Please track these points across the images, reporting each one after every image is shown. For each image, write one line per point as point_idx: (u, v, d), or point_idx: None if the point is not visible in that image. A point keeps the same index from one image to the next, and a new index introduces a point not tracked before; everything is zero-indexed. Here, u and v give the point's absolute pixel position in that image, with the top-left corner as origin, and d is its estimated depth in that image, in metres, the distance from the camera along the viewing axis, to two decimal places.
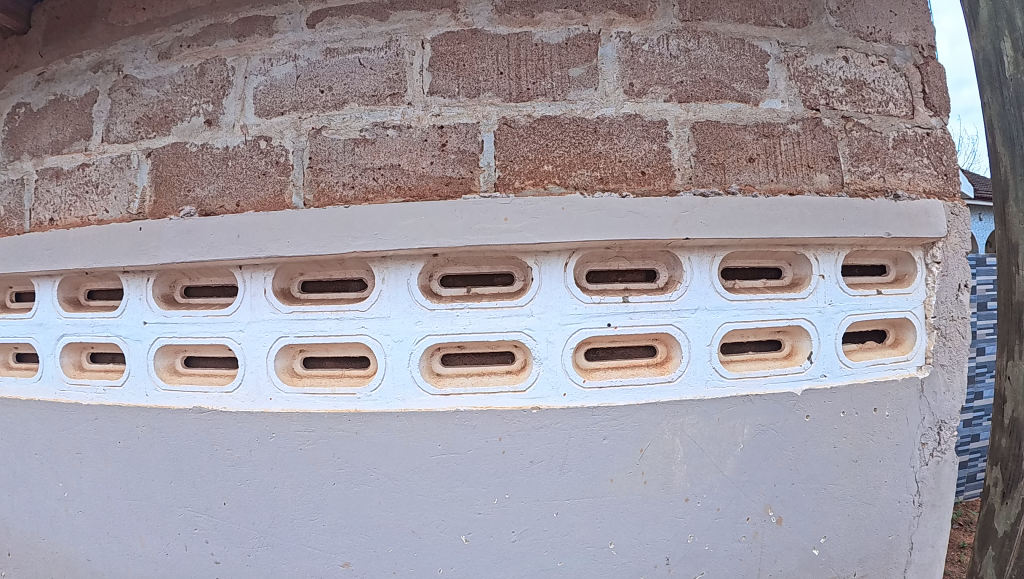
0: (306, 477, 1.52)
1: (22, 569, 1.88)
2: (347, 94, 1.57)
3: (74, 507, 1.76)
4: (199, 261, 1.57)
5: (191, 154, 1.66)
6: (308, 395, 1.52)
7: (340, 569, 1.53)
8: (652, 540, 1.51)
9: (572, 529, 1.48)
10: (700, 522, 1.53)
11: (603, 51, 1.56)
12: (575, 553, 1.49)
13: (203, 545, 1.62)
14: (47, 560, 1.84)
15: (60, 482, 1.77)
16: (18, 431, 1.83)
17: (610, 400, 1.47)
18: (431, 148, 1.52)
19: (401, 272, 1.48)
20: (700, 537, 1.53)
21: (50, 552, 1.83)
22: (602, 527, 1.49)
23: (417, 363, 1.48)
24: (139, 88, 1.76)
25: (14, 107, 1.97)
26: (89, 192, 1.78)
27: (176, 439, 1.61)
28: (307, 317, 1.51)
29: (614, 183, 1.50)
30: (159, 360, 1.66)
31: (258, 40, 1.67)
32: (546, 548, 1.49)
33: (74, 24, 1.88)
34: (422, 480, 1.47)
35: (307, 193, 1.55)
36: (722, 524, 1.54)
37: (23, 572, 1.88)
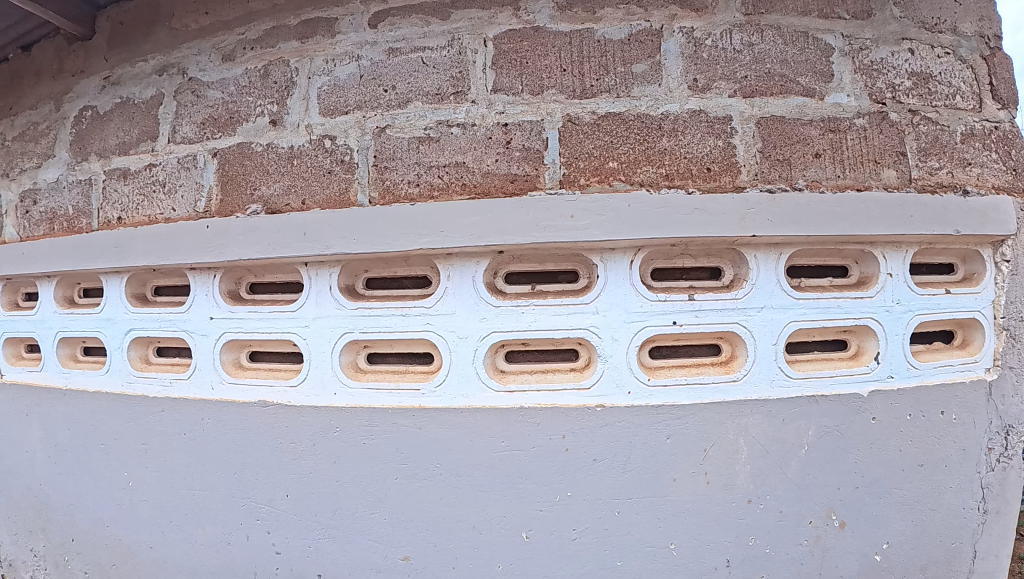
0: (368, 471, 1.54)
1: (88, 554, 2.00)
2: (411, 93, 1.58)
3: (139, 496, 1.84)
4: (266, 258, 1.59)
5: (257, 153, 1.69)
6: (373, 391, 1.54)
7: (400, 563, 1.54)
8: (712, 541, 1.48)
9: (633, 528, 1.47)
10: (761, 524, 1.50)
11: (665, 47, 1.54)
12: (635, 553, 1.47)
13: (264, 536, 1.66)
14: (112, 546, 1.93)
15: (126, 472, 1.86)
16: (85, 421, 1.94)
17: (676, 399, 1.46)
18: (495, 146, 1.52)
19: (466, 269, 1.48)
20: (762, 540, 1.50)
21: (115, 538, 1.92)
22: (663, 527, 1.47)
23: (481, 360, 1.48)
24: (204, 90, 1.81)
25: (82, 110, 2.07)
26: (156, 191, 1.83)
27: (242, 431, 1.65)
28: (372, 314, 1.53)
29: (678, 180, 1.49)
30: (225, 354, 1.70)
31: (320, 41, 1.69)
32: (606, 547, 1.47)
33: (138, 29, 1.95)
34: (484, 477, 1.48)
35: (372, 190, 1.56)
36: (784, 527, 1.51)
37: (88, 556, 2.00)
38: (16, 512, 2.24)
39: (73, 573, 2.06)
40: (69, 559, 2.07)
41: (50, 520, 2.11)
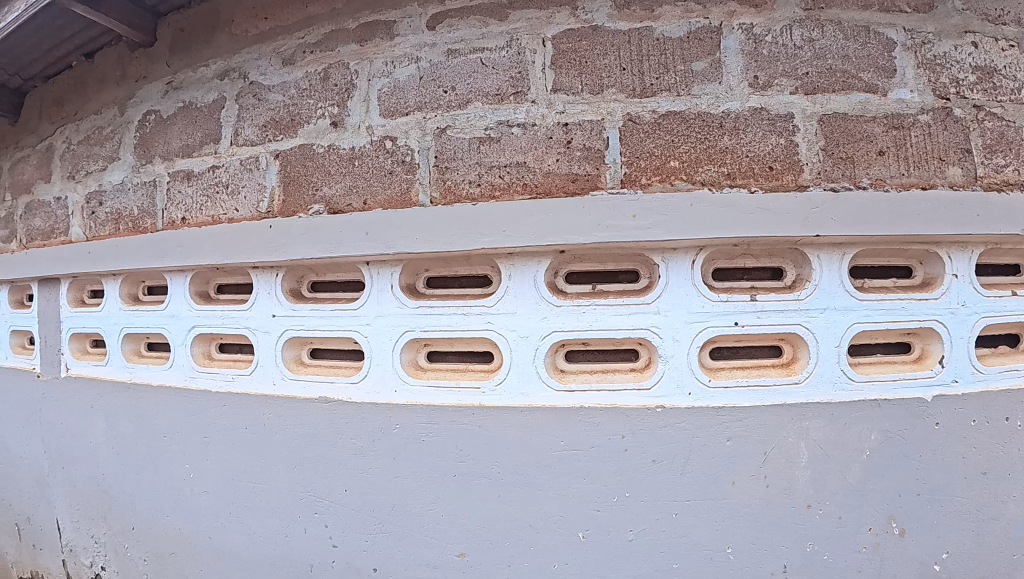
0: (426, 468, 1.56)
1: (152, 543, 2.10)
2: (471, 93, 1.60)
3: (200, 488, 1.92)
4: (328, 257, 1.62)
5: (319, 155, 1.73)
6: (433, 388, 1.56)
7: (456, 559, 1.56)
8: (769, 546, 1.46)
9: (690, 531, 1.46)
10: (820, 531, 1.47)
11: (725, 44, 1.53)
12: (692, 556, 1.46)
13: (322, 529, 1.70)
14: (174, 535, 2.02)
15: (188, 464, 1.94)
16: (149, 413, 2.04)
17: (737, 400, 1.45)
18: (556, 145, 1.53)
19: (527, 269, 1.49)
20: (820, 546, 1.47)
21: (176, 527, 2.01)
22: (719, 530, 1.46)
23: (542, 359, 1.49)
24: (265, 93, 1.86)
25: (145, 114, 2.16)
26: (219, 193, 1.90)
27: (302, 427, 1.69)
28: (433, 312, 1.54)
29: (741, 179, 1.48)
30: (287, 351, 1.74)
31: (379, 43, 1.71)
32: (662, 550, 1.47)
33: (198, 35, 2.02)
34: (543, 476, 1.48)
35: (433, 190, 1.59)
36: (842, 534, 1.47)
37: (152, 543, 2.11)
38: (81, 501, 2.44)
39: (134, 558, 2.20)
40: (130, 546, 2.21)
41: (112, 508, 2.26)
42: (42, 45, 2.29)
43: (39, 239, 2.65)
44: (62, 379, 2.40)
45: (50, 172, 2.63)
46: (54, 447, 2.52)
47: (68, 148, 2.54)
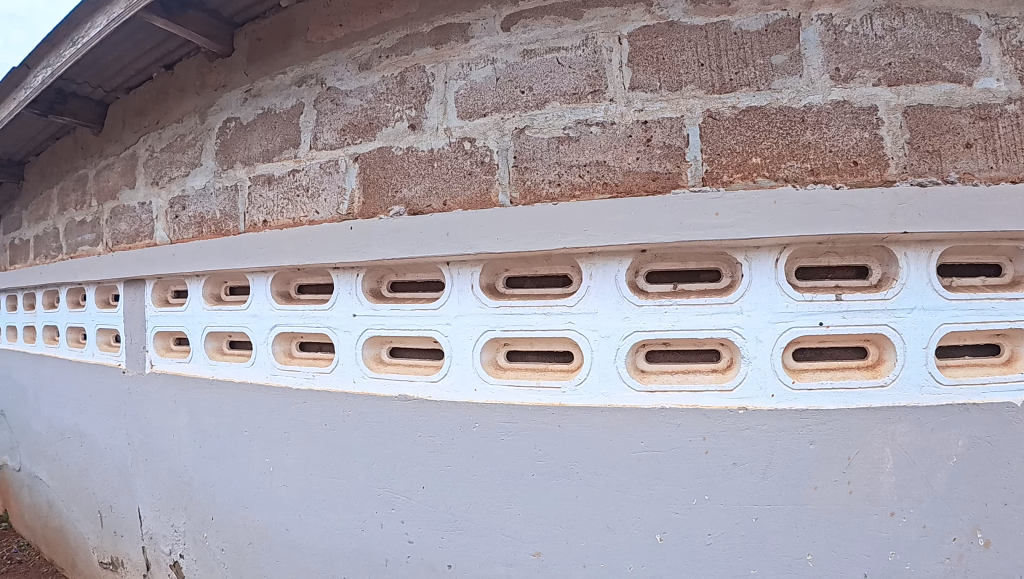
0: (504, 466, 1.57)
1: (235, 533, 2.19)
2: (549, 93, 1.60)
3: (280, 481, 1.99)
4: (409, 258, 1.65)
5: (397, 157, 1.77)
6: (512, 387, 1.58)
7: (532, 558, 1.56)
8: (849, 555, 1.41)
9: (770, 537, 1.42)
10: (902, 540, 1.40)
11: (804, 36, 1.49)
12: (771, 563, 1.43)
13: (399, 525, 1.73)
14: (255, 527, 2.10)
15: (268, 458, 2.02)
16: (232, 409, 2.13)
17: (821, 403, 1.41)
18: (636, 144, 1.53)
19: (609, 268, 1.49)
20: (902, 556, 1.39)
21: (258, 519, 2.08)
22: (800, 536, 1.41)
23: (623, 360, 1.49)
24: (343, 98, 1.91)
25: (225, 122, 2.27)
26: (299, 196, 1.97)
27: (381, 425, 1.72)
28: (514, 312, 1.56)
29: (825, 175, 1.44)
30: (367, 349, 1.79)
31: (454, 46, 1.73)
32: (741, 556, 1.44)
33: (276, 43, 2.10)
34: (622, 476, 1.48)
35: (513, 191, 1.60)
36: (924, 544, 1.39)
37: (235, 534, 2.19)
38: (162, 491, 2.55)
39: (214, 547, 2.30)
40: (208, 536, 2.32)
41: (191, 499, 2.38)
42: (133, 52, 2.42)
43: (125, 242, 2.81)
44: (147, 375, 2.53)
45: (133, 179, 2.78)
46: (138, 440, 2.65)
47: (151, 155, 2.67)
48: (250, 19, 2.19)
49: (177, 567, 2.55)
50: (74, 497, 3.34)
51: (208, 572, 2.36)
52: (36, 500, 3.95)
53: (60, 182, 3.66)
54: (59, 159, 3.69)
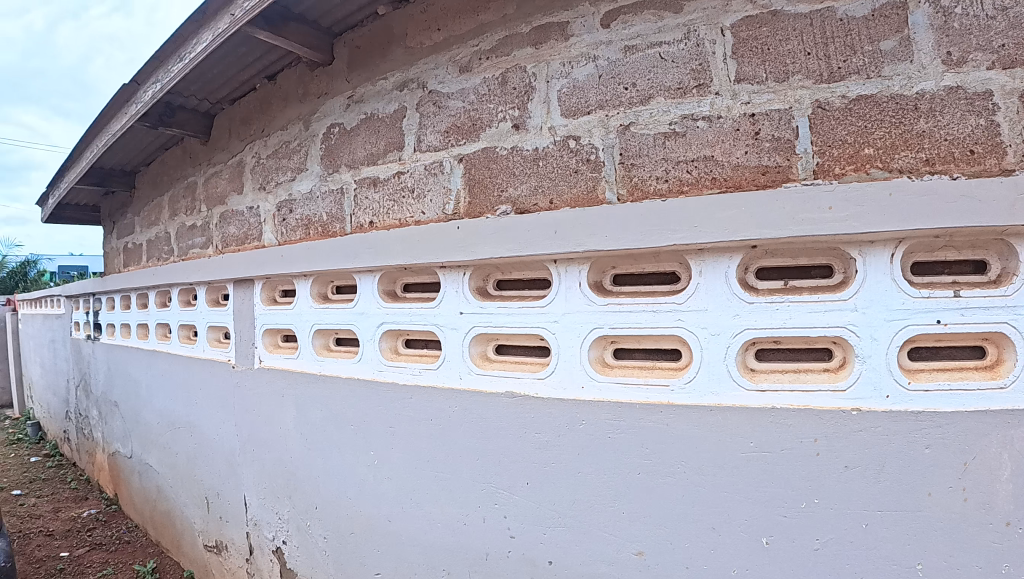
0: (610, 464, 1.57)
1: (340, 523, 2.28)
2: (653, 89, 1.60)
3: (385, 474, 2.06)
4: (517, 256, 1.67)
5: (502, 157, 1.81)
6: (620, 386, 1.58)
7: (634, 557, 1.56)
8: (961, 566, 1.32)
9: (880, 544, 1.36)
10: (1017, 554, 1.30)
11: (912, 20, 1.41)
12: (879, 571, 1.36)
13: (500, 520, 1.76)
14: (362, 518, 2.18)
15: (373, 451, 2.10)
16: (339, 404, 2.22)
17: (936, 404, 1.34)
18: (744, 137, 1.50)
19: (718, 265, 1.47)
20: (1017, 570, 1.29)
21: (365, 510, 2.16)
22: (911, 544, 1.34)
23: (733, 358, 1.46)
24: (445, 101, 1.96)
25: (329, 127, 2.37)
26: (405, 197, 2.05)
27: (486, 420, 1.76)
28: (622, 309, 1.56)
29: (941, 165, 1.37)
30: (474, 346, 1.83)
31: (554, 45, 1.74)
32: (851, 563, 1.38)
33: (376, 50, 2.17)
34: (731, 477, 1.45)
35: (620, 188, 1.62)
36: None
37: (341, 523, 2.28)
38: (268, 481, 2.68)
39: (317, 536, 2.41)
40: (312, 524, 2.44)
41: (297, 488, 2.50)
42: (238, 62, 2.55)
43: (235, 245, 2.99)
44: (255, 370, 2.67)
45: (241, 184, 2.94)
46: (246, 432, 2.80)
47: (258, 161, 2.81)
48: (349, 28, 2.28)
49: (280, 552, 2.68)
50: (182, 485, 3.55)
51: (310, 559, 2.47)
52: (145, 484, 4.21)
53: (170, 189, 3.90)
54: (169, 167, 3.93)
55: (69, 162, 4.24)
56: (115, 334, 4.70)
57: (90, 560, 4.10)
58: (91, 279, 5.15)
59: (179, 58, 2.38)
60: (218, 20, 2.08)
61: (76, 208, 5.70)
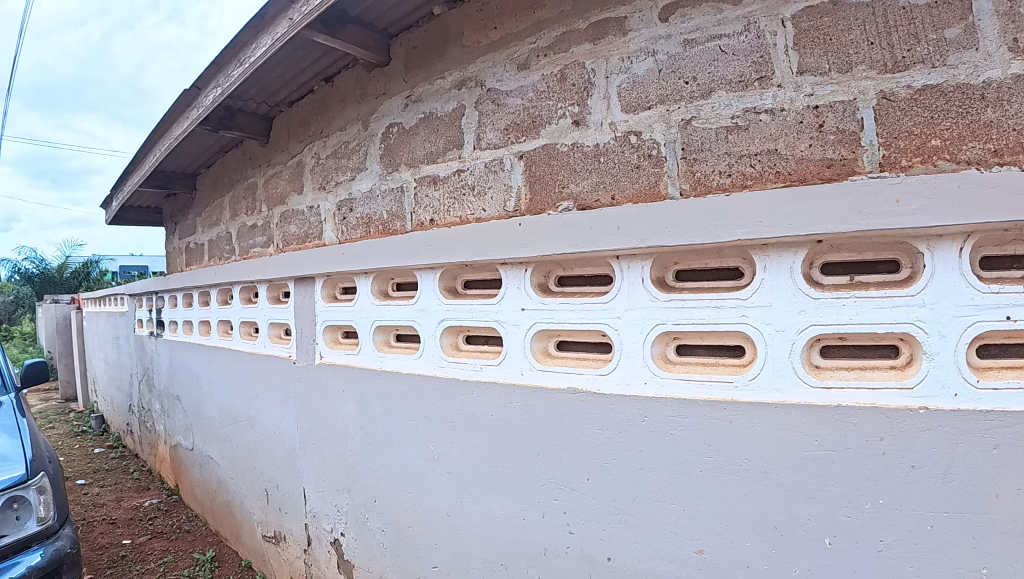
0: (672, 461, 1.56)
1: (399, 516, 2.33)
2: (714, 82, 1.58)
3: (445, 468, 2.10)
4: (580, 252, 1.68)
5: (563, 153, 1.82)
6: (684, 382, 1.57)
7: (694, 555, 1.54)
8: None
9: (944, 547, 1.30)
10: None
11: (979, 5, 1.35)
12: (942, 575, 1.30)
13: (560, 516, 1.77)
14: (421, 511, 2.22)
15: (433, 446, 2.14)
16: (400, 399, 2.26)
17: (1007, 403, 1.27)
18: (807, 130, 1.47)
19: (783, 260, 1.45)
20: None
21: (425, 504, 2.20)
22: (976, 548, 1.28)
23: (799, 355, 1.44)
24: (504, 98, 1.97)
25: (388, 127, 2.41)
26: (466, 194, 2.08)
27: (547, 416, 1.78)
28: (685, 305, 1.55)
29: (1010, 156, 1.31)
30: (535, 342, 1.85)
31: (613, 41, 1.74)
32: (914, 566, 1.33)
33: (433, 50, 2.20)
34: (794, 475, 1.42)
35: (683, 182, 1.61)
36: None
37: (400, 517, 2.33)
38: (328, 474, 2.75)
39: (376, 529, 2.46)
40: (370, 517, 2.49)
41: (356, 482, 2.56)
42: (296, 65, 2.61)
43: (295, 244, 3.07)
44: (316, 366, 2.74)
45: (302, 185, 3.01)
46: (307, 426, 2.87)
47: (317, 162, 2.88)
48: (404, 29, 2.32)
49: (338, 544, 2.74)
50: (244, 477, 3.65)
51: (368, 551, 2.53)
52: (206, 475, 4.36)
53: (231, 190, 4.02)
54: (229, 169, 4.05)
55: (130, 164, 4.38)
56: (177, 330, 4.87)
57: (152, 547, 4.25)
58: (153, 277, 5.33)
59: (239, 63, 2.46)
60: (277, 25, 2.13)
61: (138, 209, 5.90)
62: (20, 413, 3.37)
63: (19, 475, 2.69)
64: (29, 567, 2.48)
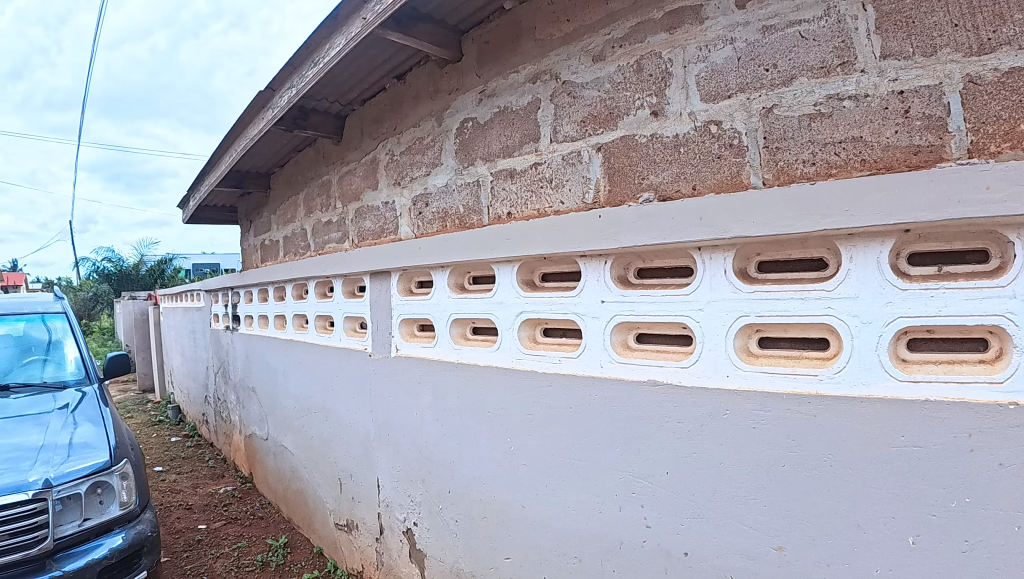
0: (753, 456, 1.53)
1: (474, 506, 2.37)
2: (795, 69, 1.53)
3: (521, 460, 2.12)
4: (661, 244, 1.67)
5: (642, 144, 1.80)
6: (768, 375, 1.53)
7: (773, 552, 1.51)
8: None
9: None
10: None
11: None
12: None
13: (638, 509, 1.77)
14: (496, 501, 2.26)
15: (510, 438, 2.17)
16: (476, 391, 2.30)
17: None
18: (893, 116, 1.41)
19: (870, 250, 1.40)
20: None
21: (500, 494, 2.23)
22: None
23: (885, 348, 1.38)
24: (580, 91, 1.97)
25: (463, 122, 2.45)
26: (544, 187, 2.09)
27: (626, 408, 1.78)
28: (769, 297, 1.52)
29: None
30: (615, 335, 1.85)
31: (689, 29, 1.71)
32: (1002, 570, 1.24)
33: (505, 45, 2.22)
34: (879, 472, 1.36)
35: (766, 172, 1.57)
36: None
37: (475, 507, 2.36)
38: (402, 464, 2.82)
39: (450, 520, 2.50)
40: (444, 507, 2.54)
41: (431, 473, 2.62)
42: (369, 64, 2.67)
43: (370, 239, 3.15)
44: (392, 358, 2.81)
45: (376, 181, 3.08)
46: (382, 417, 2.95)
47: (392, 158, 2.94)
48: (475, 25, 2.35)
49: (410, 533, 2.80)
50: (317, 466, 3.77)
51: (441, 541, 2.57)
52: (280, 465, 4.52)
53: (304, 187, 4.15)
54: (302, 168, 4.17)
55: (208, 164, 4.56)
56: (253, 324, 5.05)
57: (224, 533, 4.44)
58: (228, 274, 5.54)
59: (313, 63, 2.54)
60: (350, 24, 2.19)
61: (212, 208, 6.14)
62: (102, 403, 3.53)
63: (103, 461, 2.82)
64: (110, 549, 2.64)
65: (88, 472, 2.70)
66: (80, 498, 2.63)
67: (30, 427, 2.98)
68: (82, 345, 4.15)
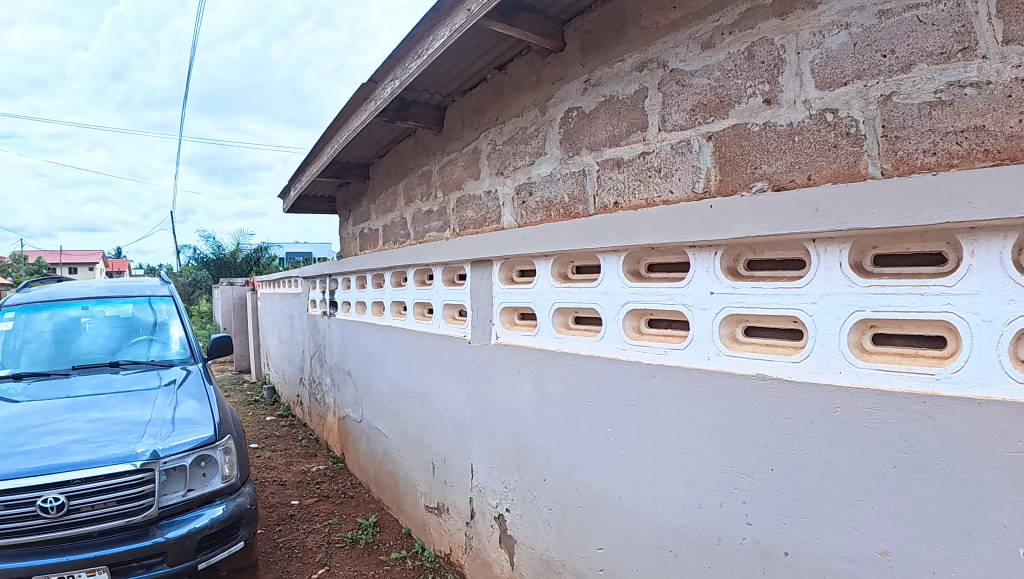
0: (863, 456, 1.49)
1: (569, 494, 2.40)
2: (913, 55, 1.46)
3: (620, 451, 2.14)
4: (775, 235, 1.64)
5: (754, 133, 1.77)
6: (881, 372, 1.48)
7: (879, 557, 1.47)
8: None
9: None
10: None
11: None
12: None
13: (740, 505, 1.75)
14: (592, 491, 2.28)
15: (610, 429, 2.19)
16: (576, 380, 2.33)
17: None
18: (1018, 104, 1.31)
19: (992, 245, 1.32)
20: None
21: (598, 483, 2.25)
22: None
23: (1007, 347, 1.30)
24: (688, 79, 1.96)
25: (568, 112, 2.47)
26: (652, 176, 2.09)
27: (731, 401, 1.77)
28: (886, 292, 1.47)
29: None
30: (722, 327, 1.84)
31: (802, 15, 1.67)
32: None
33: (610, 33, 2.23)
34: (994, 477, 1.29)
35: (884, 162, 1.51)
36: None
37: (570, 494, 2.39)
38: (498, 450, 2.88)
39: (544, 507, 2.55)
40: (539, 495, 2.59)
41: (527, 460, 2.67)
42: (472, 56, 2.73)
43: (472, 227, 3.22)
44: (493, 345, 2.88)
45: (478, 171, 3.15)
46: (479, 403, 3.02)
47: (494, 149, 3.00)
48: (577, 15, 2.37)
49: (502, 519, 2.87)
50: (410, 450, 3.91)
51: (533, 528, 2.63)
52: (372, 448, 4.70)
53: (405, 177, 4.28)
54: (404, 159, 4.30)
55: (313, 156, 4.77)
56: (351, 310, 5.25)
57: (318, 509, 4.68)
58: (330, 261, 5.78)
59: (416, 55, 2.62)
60: (452, 17, 2.26)
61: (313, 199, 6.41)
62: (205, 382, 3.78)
63: (205, 436, 3.01)
64: (211, 519, 2.85)
65: (191, 446, 2.90)
66: (183, 470, 2.83)
67: (135, 403, 3.23)
68: (185, 327, 4.44)
